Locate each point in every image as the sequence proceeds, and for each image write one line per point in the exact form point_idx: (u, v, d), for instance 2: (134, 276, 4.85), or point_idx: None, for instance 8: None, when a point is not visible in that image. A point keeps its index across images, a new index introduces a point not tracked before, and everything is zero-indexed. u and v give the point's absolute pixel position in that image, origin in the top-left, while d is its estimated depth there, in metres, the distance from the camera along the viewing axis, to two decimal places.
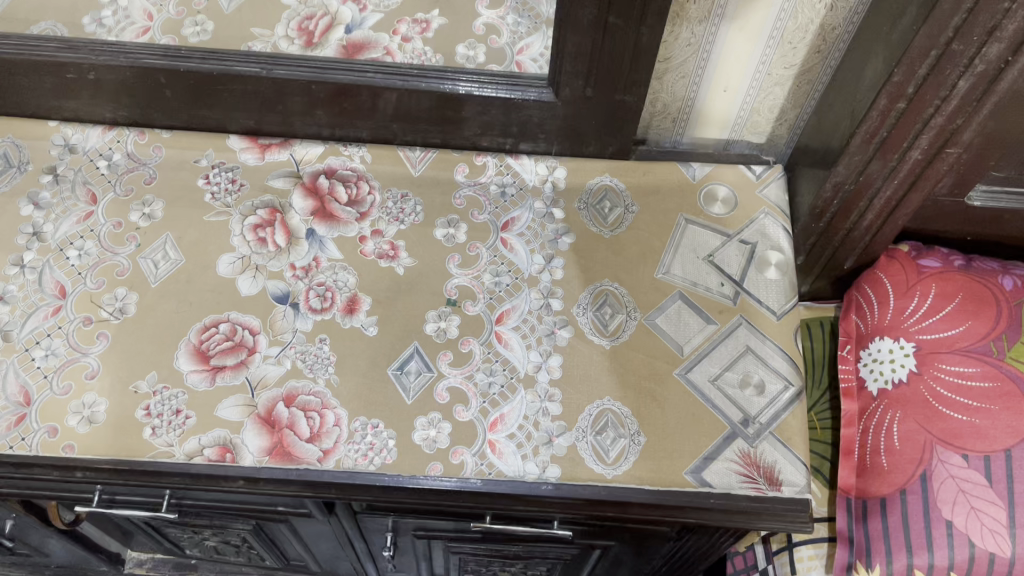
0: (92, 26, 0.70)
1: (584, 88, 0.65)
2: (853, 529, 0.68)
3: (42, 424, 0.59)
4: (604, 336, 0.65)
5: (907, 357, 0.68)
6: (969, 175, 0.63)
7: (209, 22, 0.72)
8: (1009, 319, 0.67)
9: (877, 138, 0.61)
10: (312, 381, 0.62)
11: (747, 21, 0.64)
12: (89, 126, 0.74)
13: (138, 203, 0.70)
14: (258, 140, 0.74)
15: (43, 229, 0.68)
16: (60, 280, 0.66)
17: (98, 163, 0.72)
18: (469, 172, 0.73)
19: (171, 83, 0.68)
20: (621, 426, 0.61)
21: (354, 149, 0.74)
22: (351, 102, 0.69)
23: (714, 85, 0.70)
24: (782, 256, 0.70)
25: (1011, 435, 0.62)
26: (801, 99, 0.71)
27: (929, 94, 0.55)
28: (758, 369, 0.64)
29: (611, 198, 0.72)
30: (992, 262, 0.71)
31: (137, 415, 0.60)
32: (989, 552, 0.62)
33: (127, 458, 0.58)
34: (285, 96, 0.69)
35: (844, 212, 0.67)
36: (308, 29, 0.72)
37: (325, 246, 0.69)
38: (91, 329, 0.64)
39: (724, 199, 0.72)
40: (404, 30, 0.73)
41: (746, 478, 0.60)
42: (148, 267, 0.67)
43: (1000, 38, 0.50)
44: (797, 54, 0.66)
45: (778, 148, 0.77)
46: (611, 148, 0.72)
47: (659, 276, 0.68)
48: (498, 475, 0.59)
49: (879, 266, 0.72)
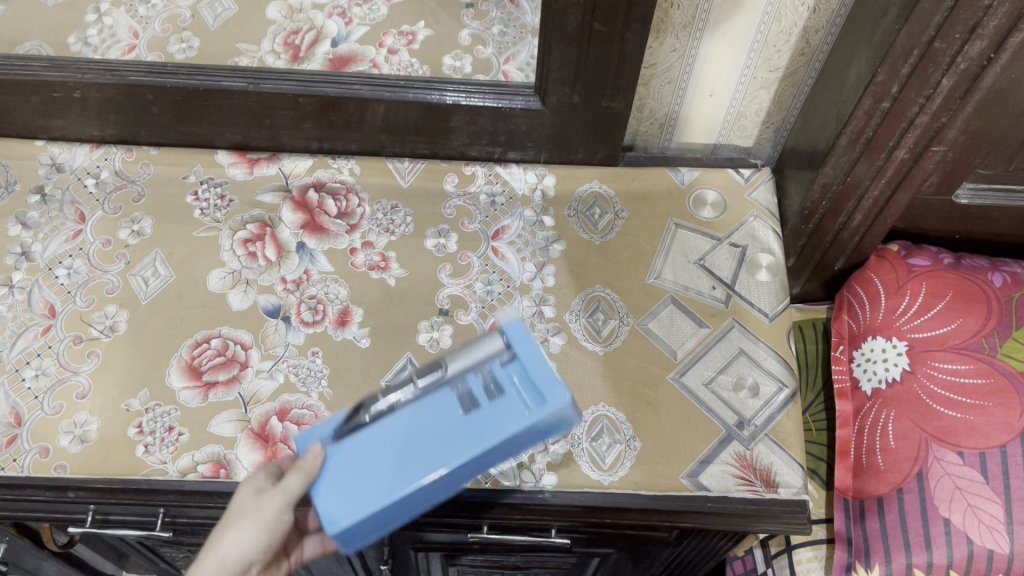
0: (77, 45, 0.70)
1: (571, 95, 0.65)
2: (850, 529, 0.68)
3: (34, 445, 0.59)
4: (598, 342, 0.65)
5: (900, 356, 0.68)
6: (955, 175, 0.64)
7: (195, 39, 0.72)
8: (999, 315, 0.67)
9: (863, 138, 0.61)
10: (305, 395, 0.61)
11: (729, 29, 0.64)
12: (76, 144, 0.74)
13: (127, 220, 0.70)
14: (246, 155, 0.74)
15: (31, 249, 0.68)
16: (50, 299, 0.65)
17: (86, 182, 0.72)
18: (458, 181, 0.73)
19: (157, 100, 0.68)
20: (617, 432, 0.60)
21: (342, 161, 0.74)
22: (339, 115, 0.69)
23: (700, 90, 0.70)
24: (772, 258, 0.70)
25: (1006, 430, 0.63)
26: (786, 102, 0.72)
27: (913, 94, 0.56)
28: (752, 371, 0.64)
29: (601, 205, 0.72)
30: (981, 259, 0.72)
31: (129, 433, 0.59)
32: (987, 549, 0.61)
33: (120, 477, 0.58)
34: (273, 111, 0.69)
35: (833, 212, 0.68)
36: (294, 44, 0.72)
37: (316, 259, 0.68)
38: (82, 348, 0.63)
39: (713, 203, 0.73)
40: (390, 42, 0.73)
41: (743, 481, 0.59)
42: (138, 284, 0.67)
43: (981, 35, 0.50)
44: (782, 57, 0.67)
45: (766, 151, 0.78)
46: (600, 154, 0.72)
47: (650, 281, 0.68)
48: (493, 484, 0.58)
49: (869, 266, 0.73)
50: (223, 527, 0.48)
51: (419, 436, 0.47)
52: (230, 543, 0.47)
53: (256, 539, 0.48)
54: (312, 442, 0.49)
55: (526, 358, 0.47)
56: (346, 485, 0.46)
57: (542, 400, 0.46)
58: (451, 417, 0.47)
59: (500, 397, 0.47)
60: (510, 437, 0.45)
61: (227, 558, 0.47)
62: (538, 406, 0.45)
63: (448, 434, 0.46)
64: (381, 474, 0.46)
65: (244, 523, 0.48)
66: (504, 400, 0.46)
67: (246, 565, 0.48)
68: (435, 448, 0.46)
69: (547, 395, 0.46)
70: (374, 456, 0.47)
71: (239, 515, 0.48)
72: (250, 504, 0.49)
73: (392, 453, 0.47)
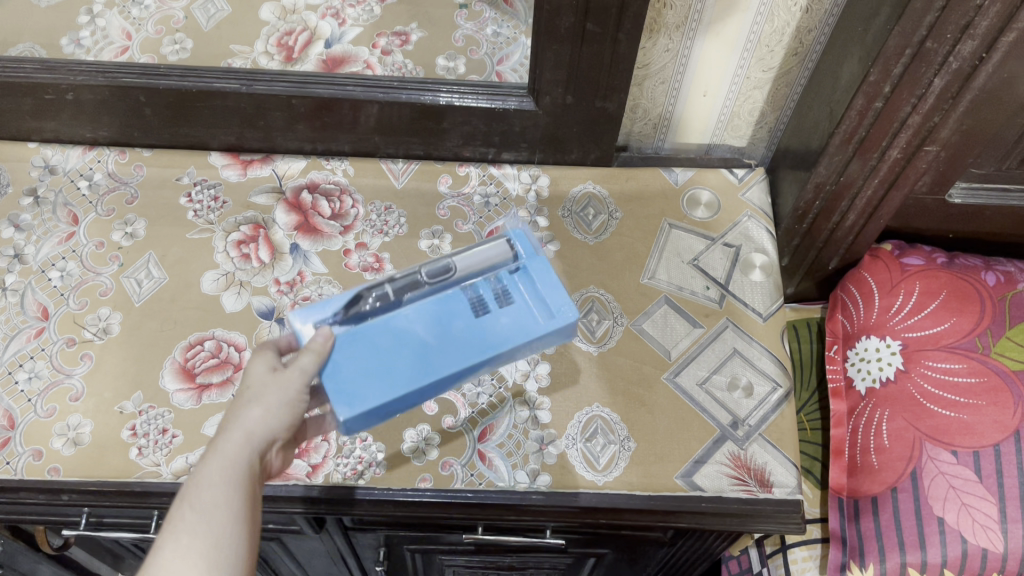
0: (70, 46, 0.70)
1: (564, 96, 0.65)
2: (845, 529, 0.69)
3: (27, 447, 0.59)
4: (592, 342, 0.65)
5: (894, 355, 0.68)
6: (947, 175, 0.64)
7: (188, 40, 0.72)
8: (993, 314, 0.67)
9: (856, 138, 0.61)
10: None
11: (722, 30, 0.64)
12: (69, 146, 0.74)
13: (120, 222, 0.70)
14: (240, 156, 0.74)
15: (24, 251, 0.68)
16: (43, 301, 0.65)
17: (79, 184, 0.72)
18: (452, 182, 0.73)
19: (150, 101, 0.68)
20: (611, 433, 0.60)
21: (336, 162, 0.74)
22: (332, 116, 0.69)
23: (693, 90, 0.70)
24: (766, 258, 0.70)
25: (999, 429, 0.63)
26: (780, 102, 0.72)
27: (905, 94, 0.56)
28: (746, 371, 0.64)
29: (595, 205, 0.72)
30: (975, 258, 0.72)
31: (123, 435, 0.59)
32: (981, 548, 0.62)
33: (113, 480, 0.58)
34: (266, 112, 0.69)
35: (826, 212, 0.68)
36: (287, 45, 0.72)
37: (309, 260, 0.68)
38: (75, 351, 0.63)
39: (707, 203, 0.73)
40: (383, 43, 0.73)
41: (737, 481, 0.59)
42: (132, 286, 0.66)
43: (973, 35, 0.50)
44: (775, 57, 0.67)
45: (759, 151, 0.78)
46: (594, 155, 0.72)
47: (644, 281, 0.68)
48: (488, 485, 0.58)
49: (863, 265, 0.73)
50: (245, 403, 0.45)
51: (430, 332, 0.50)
52: (257, 417, 0.44)
53: (281, 417, 0.45)
54: (311, 325, 0.49)
55: (539, 273, 0.52)
56: (355, 371, 0.48)
57: (552, 314, 0.51)
58: (462, 318, 0.51)
59: (509, 306, 0.51)
60: (521, 344, 0.50)
61: (257, 431, 0.44)
62: (548, 318, 0.51)
63: (458, 333, 0.50)
64: (389, 363, 0.49)
65: (268, 398, 0.45)
66: (515, 310, 0.51)
67: (274, 441, 0.45)
68: (447, 344, 0.50)
69: (559, 309, 0.51)
70: (383, 346, 0.49)
71: (261, 388, 0.45)
72: (270, 379, 0.46)
73: (403, 346, 0.49)
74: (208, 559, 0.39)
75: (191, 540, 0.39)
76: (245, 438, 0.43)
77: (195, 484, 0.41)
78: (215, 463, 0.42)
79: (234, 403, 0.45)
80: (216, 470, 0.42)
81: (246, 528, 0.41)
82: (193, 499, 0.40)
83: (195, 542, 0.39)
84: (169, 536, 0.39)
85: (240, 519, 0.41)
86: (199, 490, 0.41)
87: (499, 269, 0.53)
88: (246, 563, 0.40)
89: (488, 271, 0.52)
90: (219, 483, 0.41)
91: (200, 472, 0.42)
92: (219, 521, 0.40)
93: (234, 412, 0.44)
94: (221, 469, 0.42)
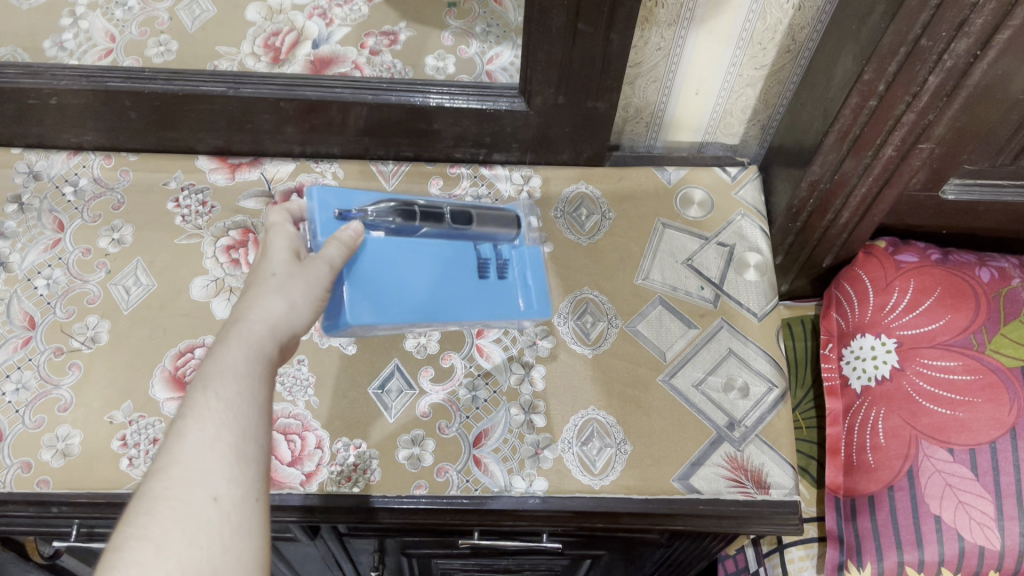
0: (53, 50, 0.69)
1: (555, 96, 0.65)
2: (842, 528, 0.68)
3: (15, 460, 0.58)
4: (586, 344, 0.64)
5: (889, 353, 0.68)
6: (942, 171, 0.63)
7: (174, 42, 0.71)
8: (988, 311, 0.67)
9: (850, 136, 0.60)
10: (291, 404, 0.60)
11: (714, 25, 0.63)
12: (53, 152, 0.73)
13: (107, 228, 0.69)
14: (228, 159, 0.73)
15: (9, 259, 0.67)
16: (29, 310, 0.64)
17: (64, 190, 0.71)
18: (443, 184, 0.72)
19: (135, 106, 0.67)
20: (607, 436, 0.60)
21: (325, 165, 0.73)
22: (321, 118, 0.68)
23: (685, 89, 0.70)
24: (760, 256, 0.70)
25: (995, 427, 0.63)
26: (772, 99, 0.71)
27: (900, 92, 0.55)
28: (742, 371, 0.64)
29: (588, 206, 0.71)
30: (969, 254, 0.71)
31: (113, 446, 0.58)
32: (978, 546, 0.62)
33: (103, 491, 0.57)
34: (254, 115, 0.68)
35: (820, 210, 0.68)
36: (274, 46, 0.71)
37: None
38: (63, 360, 0.62)
39: (700, 201, 0.72)
40: (371, 43, 0.72)
41: (735, 483, 0.59)
42: (120, 293, 0.65)
43: (968, 33, 0.49)
44: (767, 54, 0.66)
45: (752, 149, 0.78)
46: (586, 155, 0.72)
47: (638, 282, 0.68)
48: (484, 492, 0.58)
49: (857, 263, 0.72)
50: (265, 292, 0.42)
51: (429, 270, 0.53)
52: (281, 309, 0.42)
53: (304, 312, 0.43)
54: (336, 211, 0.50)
55: (533, 258, 0.58)
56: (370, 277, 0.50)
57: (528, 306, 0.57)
58: (465, 273, 0.55)
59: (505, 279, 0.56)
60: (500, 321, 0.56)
61: (278, 322, 0.42)
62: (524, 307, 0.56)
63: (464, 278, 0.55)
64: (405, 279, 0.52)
65: (292, 291, 0.43)
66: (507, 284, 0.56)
67: (295, 336, 0.43)
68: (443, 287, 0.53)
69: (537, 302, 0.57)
70: (387, 259, 0.51)
71: (286, 281, 0.43)
72: (296, 270, 0.44)
73: (405, 274, 0.52)
74: (234, 450, 0.37)
75: (218, 428, 0.37)
76: (267, 326, 0.41)
77: (218, 371, 0.39)
78: (236, 349, 0.40)
79: (250, 291, 0.43)
80: (238, 356, 0.40)
81: (270, 424, 0.39)
82: (218, 386, 0.38)
83: (224, 430, 0.37)
84: (195, 422, 0.37)
85: (266, 411, 0.39)
86: (225, 377, 0.39)
87: (502, 237, 0.57)
88: (267, 457, 0.39)
89: (495, 236, 0.57)
90: (243, 372, 0.39)
91: (222, 358, 0.39)
92: (246, 411, 0.38)
93: (252, 300, 0.42)
94: (244, 358, 0.40)
